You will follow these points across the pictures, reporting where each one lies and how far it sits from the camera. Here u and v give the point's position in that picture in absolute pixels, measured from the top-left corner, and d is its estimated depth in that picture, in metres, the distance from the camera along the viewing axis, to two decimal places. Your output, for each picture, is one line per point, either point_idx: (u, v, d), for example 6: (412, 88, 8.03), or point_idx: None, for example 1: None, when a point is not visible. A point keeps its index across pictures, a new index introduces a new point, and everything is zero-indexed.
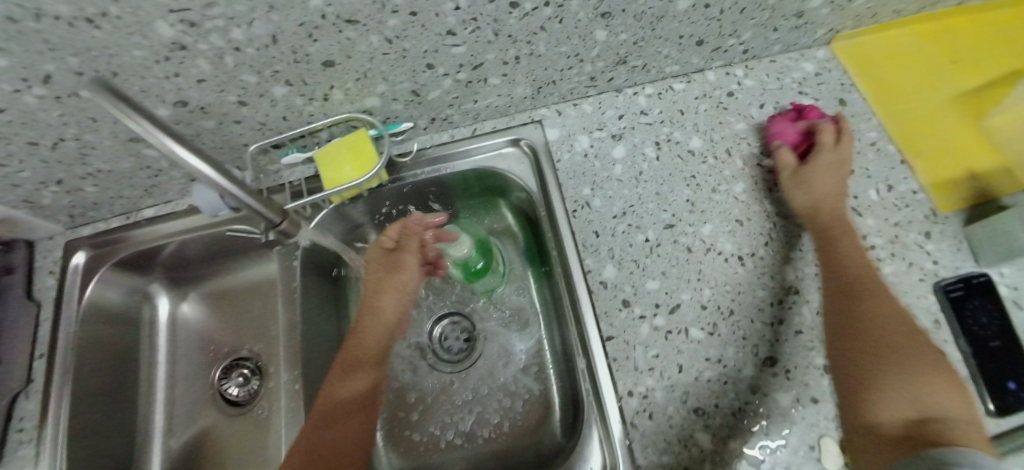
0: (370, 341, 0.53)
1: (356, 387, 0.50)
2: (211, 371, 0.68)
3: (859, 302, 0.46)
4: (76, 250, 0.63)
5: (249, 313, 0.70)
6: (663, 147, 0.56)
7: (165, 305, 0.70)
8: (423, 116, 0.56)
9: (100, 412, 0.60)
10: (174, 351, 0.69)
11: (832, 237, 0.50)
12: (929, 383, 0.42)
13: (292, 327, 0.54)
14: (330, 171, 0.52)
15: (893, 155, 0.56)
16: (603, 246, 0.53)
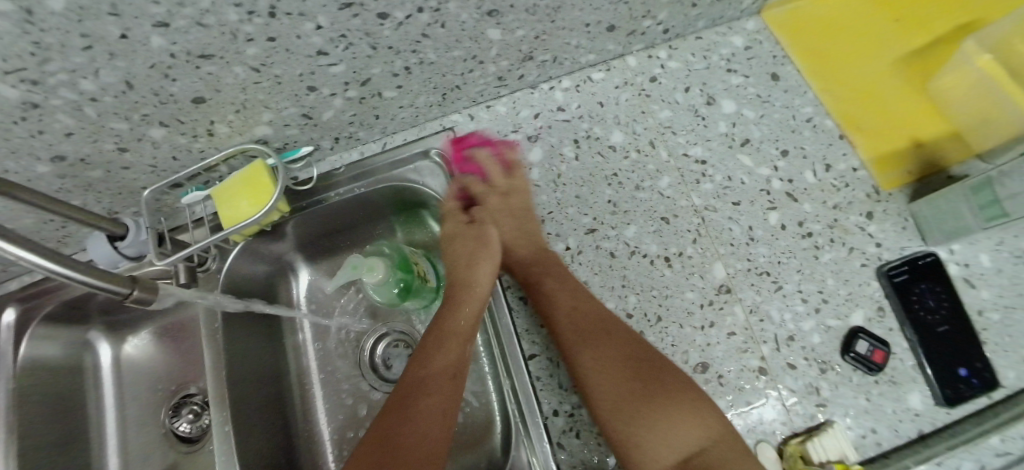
0: (466, 311, 0.48)
1: (435, 363, 0.46)
2: (160, 410, 0.68)
3: (581, 343, 0.44)
4: (3, 307, 0.59)
5: (189, 350, 0.70)
6: (582, 144, 0.53)
7: (107, 351, 0.69)
8: (325, 137, 0.53)
9: (50, 468, 0.59)
10: (122, 395, 0.69)
11: (545, 272, 0.48)
12: (675, 417, 0.41)
13: (218, 368, 0.52)
14: (227, 208, 0.50)
15: (831, 130, 0.53)
16: (521, 260, 0.50)
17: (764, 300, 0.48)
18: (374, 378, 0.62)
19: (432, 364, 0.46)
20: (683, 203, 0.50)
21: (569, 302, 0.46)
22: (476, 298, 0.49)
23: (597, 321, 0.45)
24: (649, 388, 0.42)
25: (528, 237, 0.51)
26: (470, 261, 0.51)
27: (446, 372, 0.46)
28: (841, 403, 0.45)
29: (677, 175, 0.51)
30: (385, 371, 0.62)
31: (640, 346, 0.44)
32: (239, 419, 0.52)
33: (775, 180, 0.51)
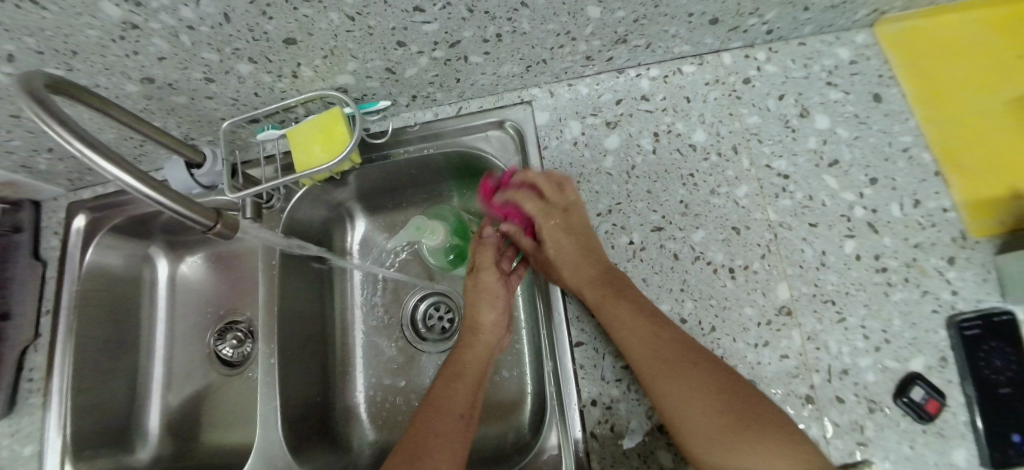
0: (468, 354, 0.50)
1: (447, 398, 0.46)
2: (207, 332, 0.70)
3: (654, 377, 0.42)
4: (77, 213, 0.65)
5: (245, 279, 0.71)
6: (662, 139, 0.51)
7: (164, 267, 0.72)
8: (402, 94, 0.52)
9: (102, 369, 0.64)
10: (173, 311, 0.71)
11: (621, 292, 0.45)
12: (774, 438, 0.38)
13: (271, 301, 0.55)
14: (300, 153, 0.50)
15: (927, 165, 0.49)
16: (582, 246, 0.50)
17: (824, 329, 0.46)
18: (409, 333, 0.62)
19: (450, 398, 0.46)
20: (757, 216, 0.49)
21: (626, 323, 0.44)
22: (478, 342, 0.50)
23: (672, 343, 0.42)
24: (741, 411, 0.39)
25: (584, 257, 0.48)
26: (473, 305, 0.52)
27: (460, 409, 0.46)
28: (883, 446, 0.44)
29: (755, 184, 0.49)
30: (422, 328, 0.63)
31: (692, 344, 0.43)
32: (283, 351, 0.55)
33: (858, 207, 0.48)
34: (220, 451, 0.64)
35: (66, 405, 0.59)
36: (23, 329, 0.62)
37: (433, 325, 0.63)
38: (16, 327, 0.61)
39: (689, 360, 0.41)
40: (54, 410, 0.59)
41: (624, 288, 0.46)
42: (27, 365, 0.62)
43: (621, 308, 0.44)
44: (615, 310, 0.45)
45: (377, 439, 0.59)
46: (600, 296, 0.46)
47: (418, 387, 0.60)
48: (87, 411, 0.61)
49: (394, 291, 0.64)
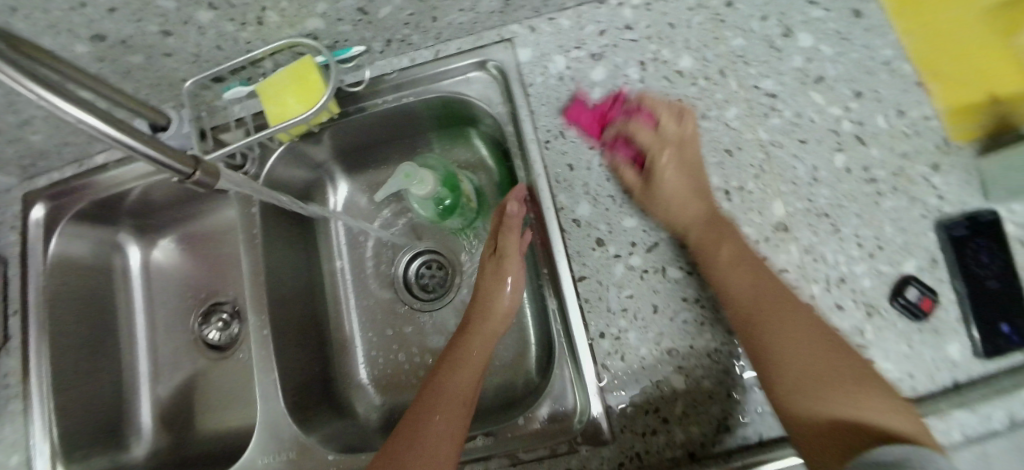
0: (477, 343, 0.49)
1: (448, 382, 0.46)
2: (189, 316, 0.67)
3: (761, 335, 0.42)
4: (34, 203, 0.60)
5: (225, 258, 0.67)
6: (649, 67, 0.50)
7: (136, 254, 0.68)
8: (378, 38, 0.50)
9: (84, 364, 0.61)
10: (151, 298, 0.68)
11: (718, 237, 0.45)
12: (873, 383, 0.38)
13: (256, 272, 0.53)
14: (274, 105, 0.48)
15: (909, 76, 0.50)
16: (577, 182, 0.49)
17: (820, 241, 0.47)
18: (404, 295, 0.61)
19: (449, 383, 0.45)
20: (749, 137, 0.48)
21: (735, 269, 0.44)
22: (487, 330, 0.49)
23: (766, 283, 0.43)
24: (843, 365, 0.39)
25: (693, 196, 0.47)
26: (489, 288, 0.51)
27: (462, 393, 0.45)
28: (882, 347, 0.46)
29: (746, 105, 0.49)
30: (416, 288, 0.61)
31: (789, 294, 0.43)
32: (275, 322, 0.54)
33: (846, 121, 0.49)
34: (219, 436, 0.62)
35: (48, 408, 0.56)
36: None
37: (427, 284, 0.61)
38: None
39: (786, 299, 0.42)
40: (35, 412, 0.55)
41: (755, 270, 0.44)
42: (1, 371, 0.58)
43: (735, 276, 0.44)
44: (732, 284, 0.44)
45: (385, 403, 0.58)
46: (703, 236, 0.46)
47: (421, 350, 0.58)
48: (70, 409, 0.58)
49: (386, 253, 0.63)
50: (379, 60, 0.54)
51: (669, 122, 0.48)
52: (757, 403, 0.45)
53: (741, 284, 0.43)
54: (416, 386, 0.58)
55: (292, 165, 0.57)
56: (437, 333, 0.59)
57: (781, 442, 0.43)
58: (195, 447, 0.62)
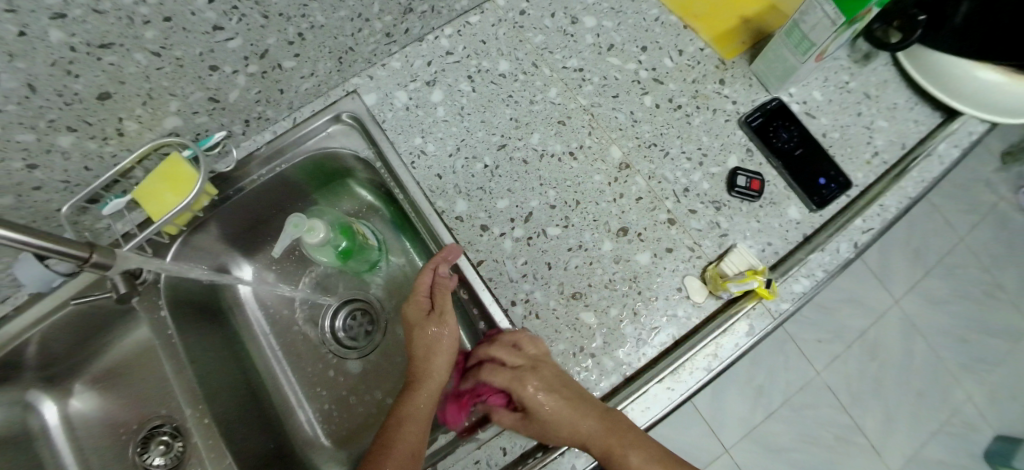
0: (416, 399, 0.47)
1: (389, 444, 0.44)
2: (129, 451, 0.63)
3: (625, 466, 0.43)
4: None
5: (157, 378, 0.66)
6: (476, 79, 0.59)
7: (51, 409, 0.62)
8: (235, 121, 0.56)
9: None
10: (81, 451, 0.62)
11: (619, 448, 0.43)
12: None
13: (182, 372, 0.52)
14: (152, 204, 0.50)
15: (676, 24, 0.63)
16: (448, 186, 0.54)
17: (659, 166, 0.56)
18: (334, 347, 0.62)
19: (391, 451, 0.43)
20: (572, 105, 0.58)
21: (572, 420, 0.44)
22: (430, 386, 0.48)
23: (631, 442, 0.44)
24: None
25: (577, 415, 0.44)
26: (428, 341, 0.49)
27: (406, 454, 0.43)
28: (739, 230, 0.55)
29: (561, 84, 0.59)
30: (342, 339, 0.63)
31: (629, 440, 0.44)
32: (215, 409, 0.53)
33: (641, 71, 0.60)
34: None
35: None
36: None
37: (355, 333, 0.63)
38: None
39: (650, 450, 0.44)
40: None
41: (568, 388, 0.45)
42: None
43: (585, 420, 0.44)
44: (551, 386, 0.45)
45: (350, 454, 0.58)
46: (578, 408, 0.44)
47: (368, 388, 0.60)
48: None
49: (308, 312, 0.64)
50: (245, 140, 0.59)
51: (512, 357, 0.46)
52: (657, 309, 0.51)
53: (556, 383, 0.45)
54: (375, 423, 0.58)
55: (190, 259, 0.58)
56: (383, 366, 0.61)
57: (690, 335, 0.51)
58: None
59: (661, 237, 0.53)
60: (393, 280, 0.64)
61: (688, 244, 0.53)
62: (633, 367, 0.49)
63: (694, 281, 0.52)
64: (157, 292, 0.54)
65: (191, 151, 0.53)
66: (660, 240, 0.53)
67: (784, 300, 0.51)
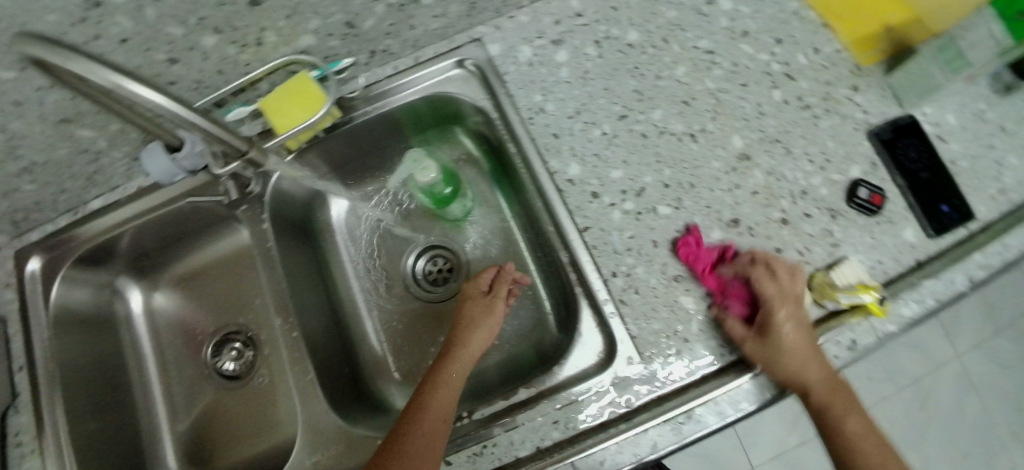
0: (452, 363, 0.49)
1: (430, 399, 0.46)
2: (202, 351, 0.66)
3: (806, 387, 0.45)
4: (30, 257, 0.60)
5: (238, 284, 0.66)
6: (603, 44, 0.57)
7: (137, 298, 0.68)
8: (362, 51, 0.55)
9: (102, 422, 0.59)
10: (159, 342, 0.68)
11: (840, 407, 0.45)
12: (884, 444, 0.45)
13: (276, 285, 0.55)
14: (280, 117, 0.51)
15: (815, 21, 0.60)
16: (564, 147, 0.54)
17: (779, 163, 0.54)
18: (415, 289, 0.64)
19: (431, 404, 0.45)
20: (699, 88, 0.56)
21: (795, 337, 0.46)
22: (464, 357, 0.50)
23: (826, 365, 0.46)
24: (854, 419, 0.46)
25: (813, 353, 0.46)
26: (472, 322, 0.53)
27: (441, 410, 0.45)
28: (853, 242, 0.53)
29: (690, 64, 0.56)
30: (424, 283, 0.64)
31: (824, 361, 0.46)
32: (302, 325, 0.55)
33: (774, 64, 0.57)
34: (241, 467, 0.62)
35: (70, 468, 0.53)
36: None
37: (436, 279, 0.64)
38: None
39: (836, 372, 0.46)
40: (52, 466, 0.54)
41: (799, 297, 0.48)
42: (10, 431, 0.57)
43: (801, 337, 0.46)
44: (769, 294, 0.48)
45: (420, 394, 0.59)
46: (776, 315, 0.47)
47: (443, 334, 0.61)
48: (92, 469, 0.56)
49: (392, 250, 0.65)
50: (364, 73, 0.59)
51: (783, 275, 0.48)
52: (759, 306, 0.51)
53: (777, 296, 0.47)
54: None
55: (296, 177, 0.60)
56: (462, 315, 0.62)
57: None
58: None
59: (772, 235, 0.52)
60: (484, 231, 0.64)
61: (798, 246, 0.52)
62: (726, 359, 0.49)
63: (801, 285, 0.51)
64: (261, 207, 0.57)
65: (320, 71, 0.53)
66: (771, 238, 0.52)
67: (893, 321, 0.50)
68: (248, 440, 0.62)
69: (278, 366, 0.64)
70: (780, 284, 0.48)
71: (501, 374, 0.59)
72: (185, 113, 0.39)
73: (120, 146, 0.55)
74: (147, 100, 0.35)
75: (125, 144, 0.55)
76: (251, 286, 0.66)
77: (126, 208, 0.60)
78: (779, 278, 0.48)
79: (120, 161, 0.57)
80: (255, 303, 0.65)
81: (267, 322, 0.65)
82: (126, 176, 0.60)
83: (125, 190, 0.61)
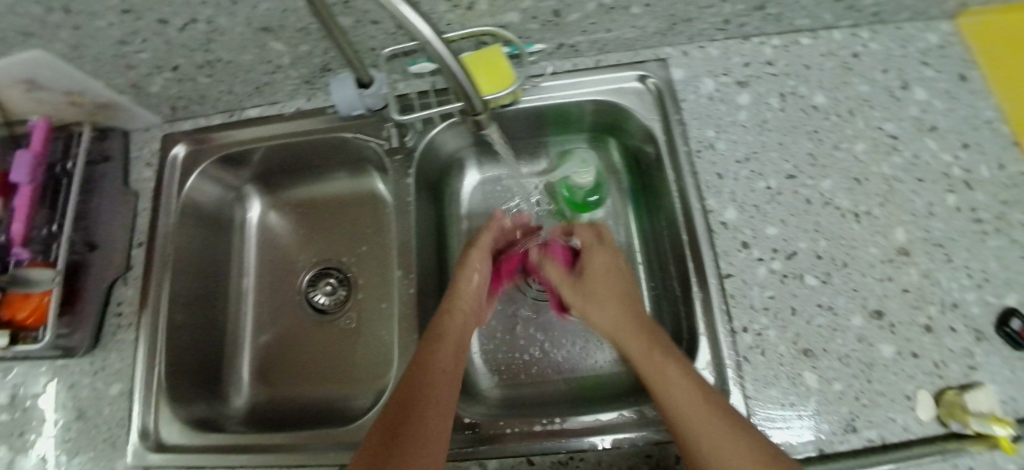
0: (449, 323, 0.50)
1: (436, 364, 0.45)
2: (299, 276, 0.69)
3: (697, 437, 0.38)
4: (176, 143, 0.63)
5: (352, 225, 0.69)
6: (788, 99, 0.56)
7: (254, 209, 0.71)
8: (554, 40, 0.55)
9: (193, 315, 0.63)
10: (261, 255, 0.70)
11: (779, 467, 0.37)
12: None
13: (405, 240, 0.57)
14: (466, 84, 0.51)
15: (1005, 136, 0.55)
16: (725, 188, 0.53)
17: (937, 268, 0.52)
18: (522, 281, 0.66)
19: (441, 373, 0.44)
20: (874, 170, 0.54)
21: (660, 381, 0.43)
22: (457, 314, 0.51)
23: (716, 419, 0.39)
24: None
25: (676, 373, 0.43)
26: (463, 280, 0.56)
27: (451, 379, 0.44)
28: (991, 370, 0.49)
29: (870, 142, 0.55)
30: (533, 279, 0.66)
31: (748, 428, 0.38)
32: (418, 285, 0.57)
33: (955, 167, 0.55)
34: (308, 401, 0.63)
35: (161, 346, 0.59)
36: (112, 264, 0.60)
37: None
38: (108, 259, 0.60)
39: (734, 431, 0.38)
40: (144, 344, 0.58)
41: (668, 349, 0.46)
42: (114, 299, 0.61)
43: (670, 374, 0.43)
44: (604, 312, 0.52)
45: (505, 385, 0.61)
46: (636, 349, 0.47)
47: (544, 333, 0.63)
48: (167, 354, 0.59)
49: None
50: (544, 61, 0.59)
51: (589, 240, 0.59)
52: (884, 406, 0.48)
53: (609, 317, 0.52)
54: (535, 368, 0.62)
55: (448, 137, 0.61)
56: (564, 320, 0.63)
57: (900, 446, 0.46)
58: (282, 406, 0.63)
59: (911, 338, 0.50)
60: None
61: (936, 357, 0.49)
62: (830, 448, 0.46)
63: (927, 398, 0.48)
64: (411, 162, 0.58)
65: (513, 48, 0.55)
66: (909, 340, 0.50)
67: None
68: (320, 374, 0.64)
69: (367, 313, 0.66)
70: (596, 298, 0.54)
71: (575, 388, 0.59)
72: (444, 63, 0.38)
73: (298, 67, 0.56)
74: (422, 36, 0.35)
75: (304, 66, 0.56)
76: (363, 230, 0.69)
77: (283, 126, 0.62)
78: (593, 253, 0.57)
79: (291, 80, 0.58)
80: (363, 247, 0.69)
81: (370, 267, 0.68)
82: (288, 95, 0.62)
83: (283, 107, 0.63)
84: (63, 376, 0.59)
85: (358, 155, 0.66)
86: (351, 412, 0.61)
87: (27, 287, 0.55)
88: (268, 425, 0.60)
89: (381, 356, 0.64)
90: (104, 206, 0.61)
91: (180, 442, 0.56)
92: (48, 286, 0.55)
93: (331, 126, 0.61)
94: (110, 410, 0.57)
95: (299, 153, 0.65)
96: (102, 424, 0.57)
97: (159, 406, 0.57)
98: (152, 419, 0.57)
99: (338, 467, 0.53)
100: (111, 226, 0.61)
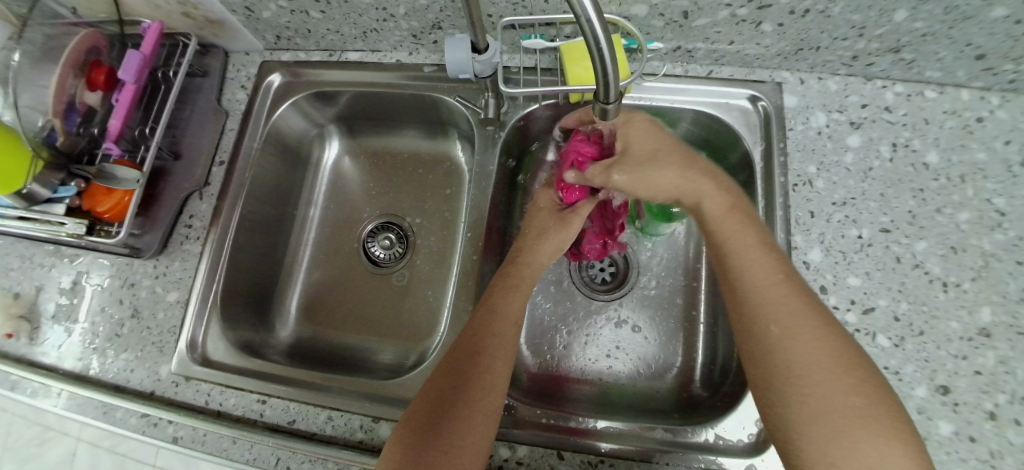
0: (513, 301, 0.50)
1: (496, 344, 0.46)
2: (361, 225, 0.72)
3: (767, 324, 0.41)
4: (272, 71, 0.66)
5: (422, 185, 0.72)
6: (899, 151, 0.55)
7: (332, 152, 0.75)
8: (674, 41, 0.55)
9: (259, 239, 0.66)
10: (329, 196, 0.74)
11: (801, 328, 0.40)
12: (873, 424, 0.35)
13: (479, 208, 0.58)
14: (579, 67, 0.51)
15: None
16: (815, 228, 0.53)
17: (1018, 356, 0.47)
18: (578, 279, 0.66)
19: (494, 351, 0.46)
20: (972, 242, 0.51)
21: (749, 257, 0.44)
22: (524, 289, 0.51)
23: (797, 308, 0.40)
24: (863, 406, 0.36)
25: (763, 248, 0.44)
26: (541, 235, 0.56)
27: (490, 384, 0.44)
28: None
29: (975, 213, 0.52)
30: (587, 278, 0.66)
31: (825, 315, 0.41)
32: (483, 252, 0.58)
33: None
34: (343, 346, 0.65)
35: (223, 263, 0.60)
36: (194, 176, 0.63)
37: (597, 276, 0.66)
38: (189, 171, 0.63)
39: (814, 322, 0.40)
40: (209, 258, 0.60)
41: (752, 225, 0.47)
42: (187, 211, 0.63)
43: (760, 259, 0.44)
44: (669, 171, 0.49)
45: (540, 379, 0.61)
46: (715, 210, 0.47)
47: (591, 333, 0.63)
48: (230, 272, 0.61)
49: None
50: (657, 60, 0.59)
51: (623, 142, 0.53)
52: None
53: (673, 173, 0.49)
54: (579, 366, 0.61)
55: (541, 117, 0.62)
56: (612, 325, 0.63)
57: None
58: (322, 342, 0.65)
59: (974, 422, 0.46)
60: (666, 257, 0.66)
61: (993, 446, 0.45)
62: None
63: None
64: (497, 137, 0.60)
65: (634, 44, 0.53)
66: (971, 424, 0.46)
67: None
68: (362, 323, 0.66)
69: (419, 273, 0.68)
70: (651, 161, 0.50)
71: (606, 394, 0.59)
72: (592, 48, 0.30)
73: (409, 19, 0.56)
74: (581, 10, 0.27)
75: (415, 20, 0.56)
76: (431, 193, 0.72)
77: (379, 74, 0.63)
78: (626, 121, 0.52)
79: (398, 31, 0.59)
80: (428, 209, 0.71)
81: (429, 228, 0.70)
82: (391, 46, 0.62)
83: (383, 57, 0.64)
84: (127, 273, 0.62)
85: (441, 117, 0.67)
86: (383, 365, 0.62)
87: (109, 183, 0.57)
88: (305, 361, 0.62)
89: (424, 317, 0.65)
90: (198, 121, 0.65)
91: (223, 359, 0.57)
92: (131, 185, 0.57)
93: (423, 85, 0.62)
94: (164, 316, 0.59)
95: (386, 105, 0.67)
96: (155, 327, 0.59)
97: (212, 321, 0.59)
98: (201, 332, 0.58)
99: (368, 418, 0.51)
100: (199, 138, 0.64)
